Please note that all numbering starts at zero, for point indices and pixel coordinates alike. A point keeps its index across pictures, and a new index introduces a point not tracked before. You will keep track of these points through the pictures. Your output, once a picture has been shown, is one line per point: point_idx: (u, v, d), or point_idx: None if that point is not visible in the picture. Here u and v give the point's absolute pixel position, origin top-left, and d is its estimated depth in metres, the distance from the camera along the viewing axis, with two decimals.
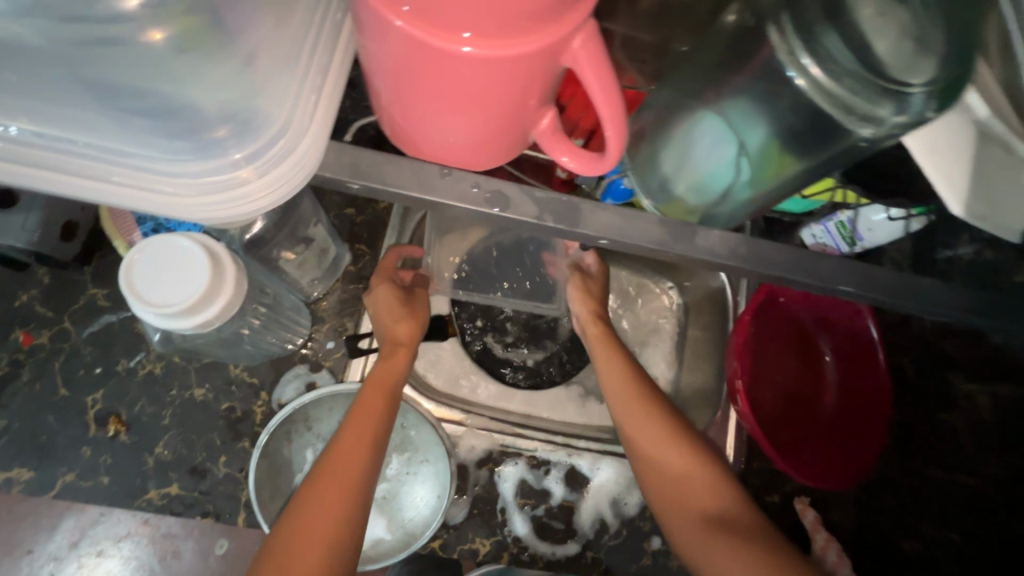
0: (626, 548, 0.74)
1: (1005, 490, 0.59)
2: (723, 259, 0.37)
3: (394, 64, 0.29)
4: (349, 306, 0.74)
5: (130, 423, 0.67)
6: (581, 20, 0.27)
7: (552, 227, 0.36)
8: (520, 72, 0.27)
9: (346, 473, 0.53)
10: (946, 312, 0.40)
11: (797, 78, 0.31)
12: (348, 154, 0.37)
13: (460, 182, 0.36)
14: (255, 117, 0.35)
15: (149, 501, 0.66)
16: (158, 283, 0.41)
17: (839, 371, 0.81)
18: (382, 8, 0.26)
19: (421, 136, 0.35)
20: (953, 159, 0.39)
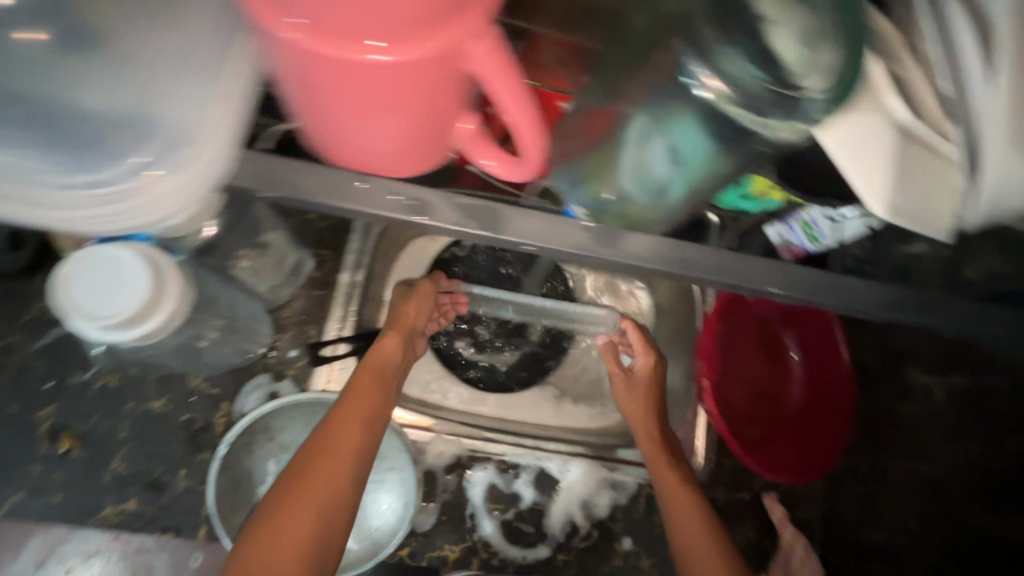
0: (596, 549, 0.74)
1: (961, 481, 0.60)
2: (645, 262, 0.36)
3: (294, 74, 0.27)
4: (313, 313, 0.72)
5: (84, 438, 0.65)
6: (484, 20, 0.25)
7: (475, 234, 0.35)
8: (428, 78, 0.26)
9: (338, 456, 0.55)
10: (868, 310, 0.39)
11: (698, 90, 0.31)
12: (257, 161, 0.34)
13: (378, 191, 0.34)
14: (144, 121, 0.32)
15: (105, 519, 0.64)
16: (94, 294, 0.40)
17: (807, 369, 0.82)
18: (272, 19, 0.24)
19: (333, 143, 0.32)
20: (879, 157, 0.34)
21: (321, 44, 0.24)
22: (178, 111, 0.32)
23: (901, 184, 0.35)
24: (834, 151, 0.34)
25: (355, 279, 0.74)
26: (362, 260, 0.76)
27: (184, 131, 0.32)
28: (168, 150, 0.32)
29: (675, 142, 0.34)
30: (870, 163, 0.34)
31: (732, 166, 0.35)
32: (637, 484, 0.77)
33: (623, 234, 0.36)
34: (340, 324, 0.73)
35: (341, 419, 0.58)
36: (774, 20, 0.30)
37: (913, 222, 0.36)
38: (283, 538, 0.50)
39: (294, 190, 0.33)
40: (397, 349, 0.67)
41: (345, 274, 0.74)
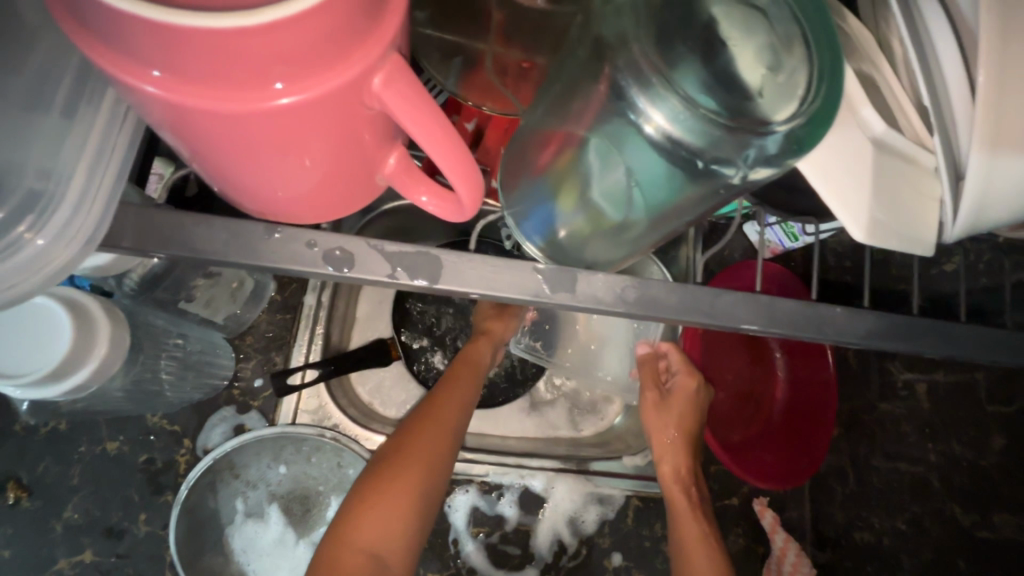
0: (586, 567, 0.72)
1: (948, 479, 0.63)
2: (607, 307, 0.33)
3: (171, 128, 0.23)
4: (277, 339, 0.69)
5: (32, 487, 0.61)
6: (378, 56, 0.21)
7: (406, 284, 0.31)
8: (325, 119, 0.22)
9: (435, 443, 0.54)
10: (853, 338, 0.36)
11: (641, 122, 0.28)
12: (151, 218, 0.30)
13: (293, 242, 0.31)
14: (1, 180, 0.29)
15: (58, 573, 0.60)
16: (10, 352, 0.36)
17: (790, 367, 0.77)
18: (124, 74, 0.20)
19: (242, 195, 0.29)
20: (848, 179, 0.33)
21: (189, 95, 0.20)
22: (38, 165, 0.30)
23: (873, 199, 0.34)
24: (812, 176, 0.33)
25: (320, 300, 0.70)
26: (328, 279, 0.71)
27: (45, 182, 0.29)
28: (29, 208, 0.29)
29: (631, 163, 0.33)
30: (845, 185, 0.33)
31: (696, 201, 0.33)
32: (624, 496, 0.74)
33: (575, 276, 0.33)
34: (306, 350, 0.69)
35: (441, 406, 0.57)
36: (733, 44, 0.29)
37: (895, 242, 0.34)
38: (381, 514, 0.50)
39: (197, 251, 0.30)
40: (490, 352, 0.67)
41: (310, 296, 0.70)
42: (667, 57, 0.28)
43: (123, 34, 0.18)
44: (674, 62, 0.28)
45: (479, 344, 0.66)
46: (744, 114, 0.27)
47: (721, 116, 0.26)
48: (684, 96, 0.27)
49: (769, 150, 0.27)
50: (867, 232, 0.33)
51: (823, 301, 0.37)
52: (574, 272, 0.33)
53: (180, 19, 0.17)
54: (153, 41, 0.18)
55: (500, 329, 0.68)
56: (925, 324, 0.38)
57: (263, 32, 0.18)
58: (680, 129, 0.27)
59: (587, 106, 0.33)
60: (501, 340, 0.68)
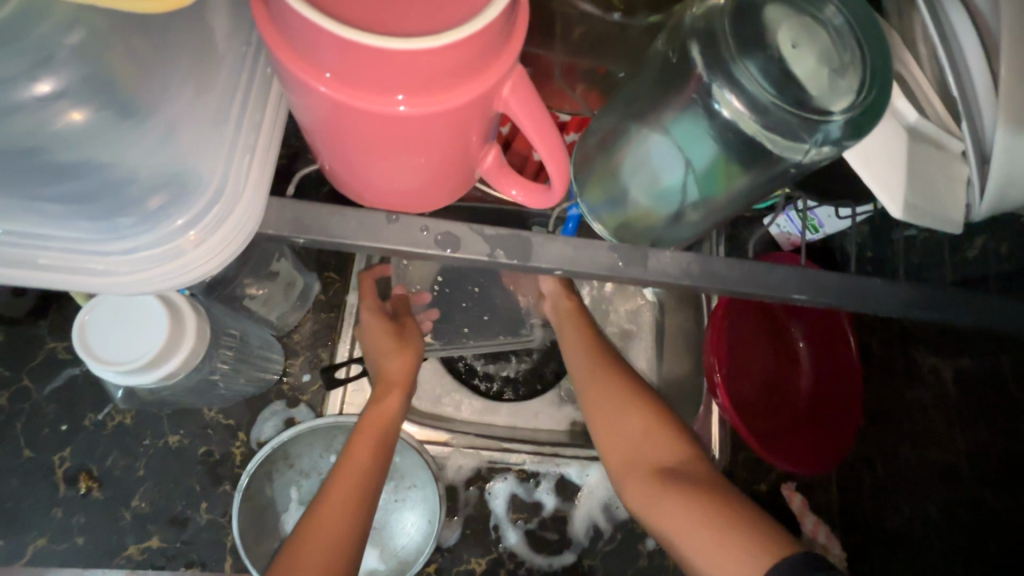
0: (621, 552, 0.75)
1: (976, 465, 0.62)
2: (676, 280, 0.36)
3: (321, 122, 0.26)
4: (323, 336, 0.73)
5: (102, 479, 0.65)
6: (508, 68, 0.25)
7: (504, 262, 0.35)
8: (459, 122, 0.26)
9: (321, 551, 0.50)
10: (894, 309, 0.39)
11: (721, 108, 0.32)
12: (293, 211, 0.35)
13: (408, 228, 0.34)
14: (190, 178, 0.33)
15: (128, 559, 0.63)
16: (112, 342, 0.40)
17: (814, 358, 0.82)
18: (303, 75, 0.23)
19: (361, 184, 0.32)
20: (892, 164, 0.36)
21: (357, 96, 0.23)
22: (214, 168, 0.33)
23: (914, 182, 0.36)
24: (857, 163, 0.36)
25: (362, 299, 0.75)
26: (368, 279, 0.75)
27: (220, 186, 0.32)
28: (206, 209, 0.32)
29: (692, 158, 0.36)
30: (884, 166, 0.36)
31: (753, 184, 0.36)
32: None
33: (646, 254, 0.36)
34: (350, 345, 0.73)
35: (327, 508, 0.53)
36: (793, 43, 0.31)
37: (929, 221, 0.36)
38: None
39: (329, 233, 0.34)
40: (399, 404, 0.63)
41: (352, 295, 0.74)
42: (741, 47, 0.30)
43: (316, 44, 0.22)
44: (745, 51, 0.30)
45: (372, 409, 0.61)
46: (807, 101, 0.30)
47: (782, 101, 0.29)
48: (749, 75, 0.30)
49: (832, 137, 0.30)
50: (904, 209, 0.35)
51: (863, 274, 0.40)
52: (645, 250, 0.36)
53: (373, 36, 0.21)
54: (340, 51, 0.22)
55: (402, 364, 0.65)
56: (957, 299, 0.40)
57: (434, 49, 0.21)
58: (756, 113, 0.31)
59: (657, 107, 0.37)
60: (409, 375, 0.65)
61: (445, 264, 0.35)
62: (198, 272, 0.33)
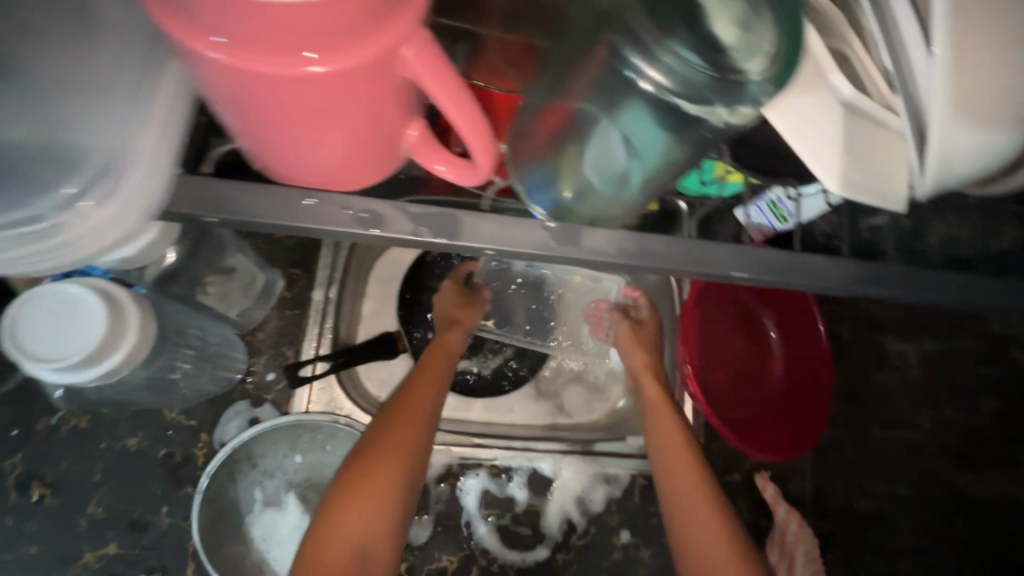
0: (595, 545, 0.74)
1: (942, 440, 0.72)
2: (611, 257, 0.36)
3: (224, 94, 0.26)
4: (287, 334, 0.71)
5: (56, 484, 0.63)
6: (409, 28, 0.24)
7: (430, 241, 0.35)
8: (365, 86, 0.25)
9: (406, 436, 0.56)
10: (836, 286, 0.39)
11: (637, 79, 0.30)
12: (200, 187, 0.33)
13: (328, 206, 0.34)
14: (79, 154, 0.32)
15: (84, 566, 0.61)
16: (43, 336, 0.39)
17: (787, 346, 0.79)
18: (193, 42, 0.23)
19: (280, 163, 0.32)
20: (831, 138, 0.35)
21: (250, 60, 0.23)
22: (106, 139, 0.33)
23: (853, 157, 0.35)
24: (782, 130, 0.35)
25: (329, 296, 0.73)
26: (335, 275, 0.74)
27: (114, 157, 0.32)
28: (98, 180, 0.32)
29: (626, 133, 0.35)
30: (821, 142, 0.35)
31: (686, 154, 0.35)
32: (630, 475, 0.77)
33: (580, 231, 0.36)
34: (317, 342, 0.72)
35: (410, 403, 0.59)
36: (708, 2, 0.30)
37: (870, 198, 0.36)
38: (376, 478, 0.53)
39: (244, 213, 0.33)
40: (461, 341, 0.70)
41: (318, 291, 0.73)
42: (664, 29, 0.29)
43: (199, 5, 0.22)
44: (670, 32, 0.29)
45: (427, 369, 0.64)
46: (729, 62, 0.29)
47: (703, 65, 0.29)
48: (674, 52, 0.29)
49: (751, 96, 0.30)
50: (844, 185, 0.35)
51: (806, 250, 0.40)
52: (580, 227, 0.36)
53: None
54: (222, 9, 0.22)
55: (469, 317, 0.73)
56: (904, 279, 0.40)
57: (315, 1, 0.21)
58: (675, 82, 0.29)
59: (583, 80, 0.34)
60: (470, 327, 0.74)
61: (373, 242, 0.35)
62: (88, 248, 0.32)
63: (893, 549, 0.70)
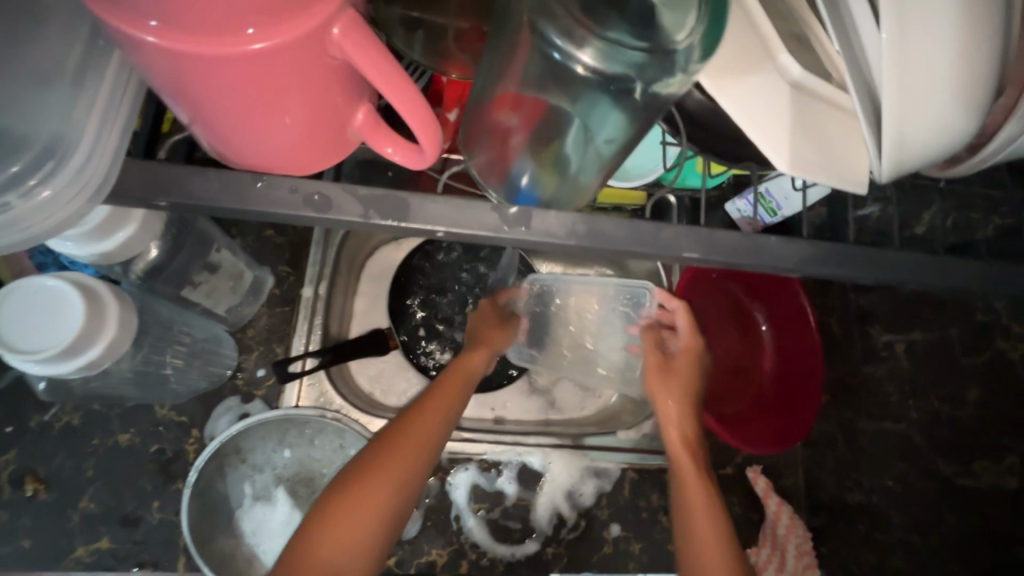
0: (585, 539, 0.74)
1: (931, 434, 0.69)
2: (559, 239, 0.37)
3: (167, 79, 0.27)
4: (277, 331, 0.72)
5: (49, 480, 0.64)
6: (342, 6, 0.25)
7: (378, 224, 0.35)
8: (303, 64, 0.26)
9: (402, 464, 0.53)
10: (788, 265, 0.39)
11: (564, 58, 0.32)
12: (151, 172, 0.34)
13: (275, 189, 0.35)
14: (18, 136, 0.32)
15: (77, 561, 0.62)
16: (20, 328, 0.39)
17: (777, 339, 0.79)
18: (129, 26, 0.24)
19: (233, 149, 0.33)
20: (773, 119, 0.36)
21: (186, 41, 0.24)
22: (48, 123, 0.33)
23: (798, 137, 0.36)
24: (730, 110, 0.36)
25: (318, 292, 0.74)
26: (324, 272, 0.74)
27: (57, 140, 0.33)
28: (37, 162, 0.32)
29: (587, 122, 0.36)
30: (765, 123, 0.35)
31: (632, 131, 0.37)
32: (620, 469, 0.77)
33: (530, 214, 0.37)
34: (306, 339, 0.72)
35: (414, 426, 0.55)
36: None
37: (822, 176, 0.36)
38: (362, 504, 0.50)
39: (195, 196, 0.34)
40: (483, 362, 0.69)
41: (307, 288, 0.73)
42: (594, 17, 0.31)
43: None
44: (599, 20, 0.31)
45: (436, 401, 0.59)
46: (657, 38, 0.31)
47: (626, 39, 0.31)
48: (607, 35, 0.31)
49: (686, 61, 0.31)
50: (792, 165, 0.35)
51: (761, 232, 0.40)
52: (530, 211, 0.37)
53: None
54: None
55: (496, 339, 0.73)
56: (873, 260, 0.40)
57: None
58: (603, 61, 0.31)
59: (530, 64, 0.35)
60: (497, 350, 0.74)
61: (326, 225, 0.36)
62: (27, 227, 0.32)
63: (886, 542, 0.69)
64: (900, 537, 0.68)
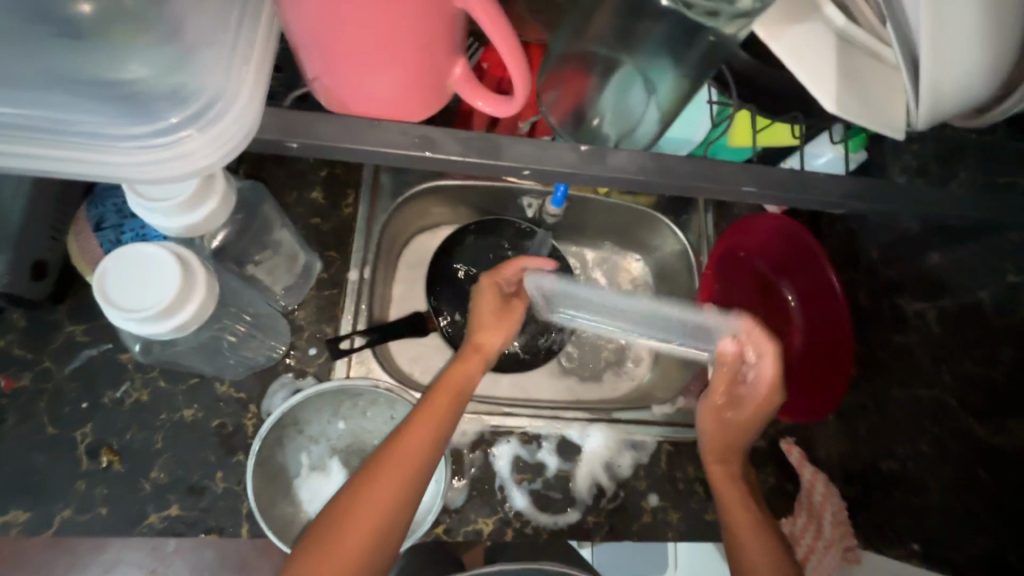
0: (625, 508, 0.77)
1: (961, 399, 0.64)
2: (632, 173, 0.42)
3: (311, 26, 0.32)
4: (327, 312, 0.76)
5: (122, 451, 0.68)
6: None
7: (476, 161, 0.41)
8: (421, 15, 0.32)
9: (376, 507, 0.55)
10: (837, 198, 0.45)
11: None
12: (277, 122, 0.40)
13: (388, 131, 0.40)
14: (185, 82, 0.36)
15: (149, 526, 0.66)
16: (127, 291, 0.44)
17: (805, 313, 0.81)
18: None
19: (350, 93, 0.38)
20: (820, 60, 0.39)
21: None
22: (208, 79, 0.37)
23: (843, 79, 0.40)
24: (783, 52, 0.39)
25: (363, 276, 0.77)
26: (368, 257, 0.78)
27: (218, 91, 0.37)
28: (201, 110, 0.37)
29: (647, 75, 0.44)
30: (811, 64, 0.39)
31: (696, 69, 0.41)
32: (656, 441, 0.80)
33: (604, 153, 0.42)
34: (353, 320, 0.76)
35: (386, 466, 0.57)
36: None
37: (864, 114, 0.40)
38: (336, 549, 0.53)
39: (317, 136, 0.39)
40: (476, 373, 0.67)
41: (353, 272, 0.77)
42: None
43: None
44: None
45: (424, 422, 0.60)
46: None
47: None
48: None
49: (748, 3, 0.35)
50: (838, 105, 0.39)
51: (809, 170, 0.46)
52: (604, 150, 0.42)
53: None
54: None
55: (491, 343, 0.70)
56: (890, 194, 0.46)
57: None
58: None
59: None
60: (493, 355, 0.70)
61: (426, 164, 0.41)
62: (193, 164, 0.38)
63: (920, 507, 0.68)
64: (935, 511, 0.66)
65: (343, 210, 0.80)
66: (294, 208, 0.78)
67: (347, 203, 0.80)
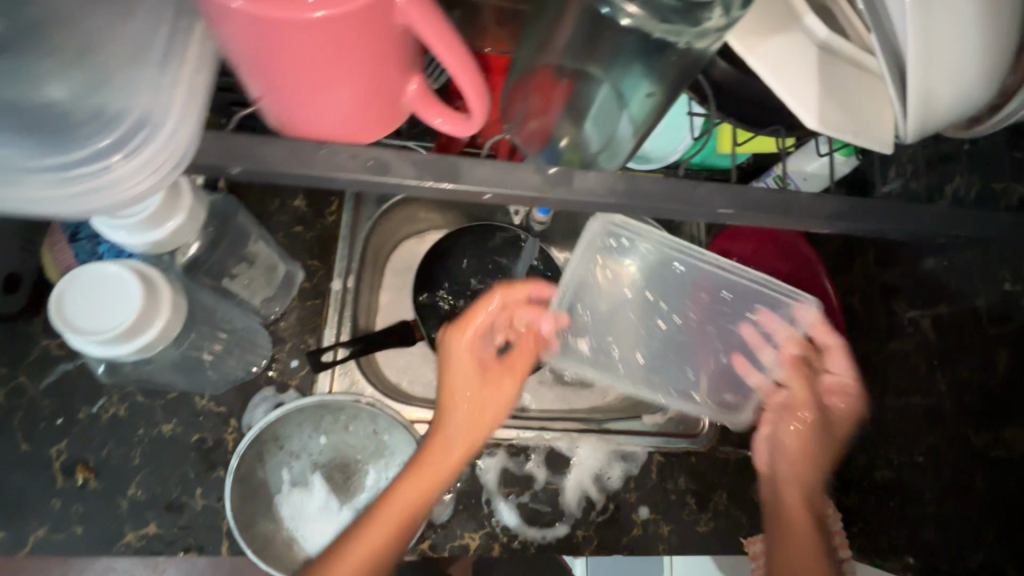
0: (615, 521, 0.75)
1: (957, 401, 0.62)
2: (602, 195, 0.40)
3: (250, 49, 0.31)
4: (309, 323, 0.74)
5: (98, 468, 0.66)
6: None
7: (434, 185, 0.39)
8: (364, 31, 0.30)
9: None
10: (817, 218, 0.43)
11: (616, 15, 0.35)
12: (225, 142, 0.38)
13: (334, 155, 0.38)
14: (115, 109, 0.36)
15: (127, 545, 0.65)
16: (85, 313, 0.42)
17: None
18: None
19: (304, 116, 0.37)
20: (792, 74, 0.38)
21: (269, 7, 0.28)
22: (137, 101, 0.36)
23: (819, 92, 0.38)
24: (757, 66, 0.38)
25: (346, 285, 0.76)
26: (352, 265, 0.77)
27: (147, 113, 0.36)
28: (131, 133, 0.35)
29: (619, 87, 0.42)
30: (784, 79, 0.38)
31: (667, 86, 0.40)
32: (646, 452, 0.78)
33: (573, 173, 0.40)
34: (336, 331, 0.74)
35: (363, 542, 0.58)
36: None
37: (844, 127, 0.38)
38: None
39: (265, 164, 0.37)
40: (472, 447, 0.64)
41: (336, 281, 0.76)
42: None
43: None
44: None
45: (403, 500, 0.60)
46: None
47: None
48: None
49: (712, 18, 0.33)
50: (814, 119, 0.37)
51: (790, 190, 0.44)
52: (573, 171, 0.40)
53: None
54: None
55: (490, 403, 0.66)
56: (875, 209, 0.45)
57: None
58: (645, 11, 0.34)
59: None
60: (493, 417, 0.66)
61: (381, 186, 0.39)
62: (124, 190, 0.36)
63: (918, 516, 0.66)
64: (931, 517, 0.65)
65: (327, 218, 0.78)
66: (276, 217, 0.77)
67: (330, 210, 0.78)
